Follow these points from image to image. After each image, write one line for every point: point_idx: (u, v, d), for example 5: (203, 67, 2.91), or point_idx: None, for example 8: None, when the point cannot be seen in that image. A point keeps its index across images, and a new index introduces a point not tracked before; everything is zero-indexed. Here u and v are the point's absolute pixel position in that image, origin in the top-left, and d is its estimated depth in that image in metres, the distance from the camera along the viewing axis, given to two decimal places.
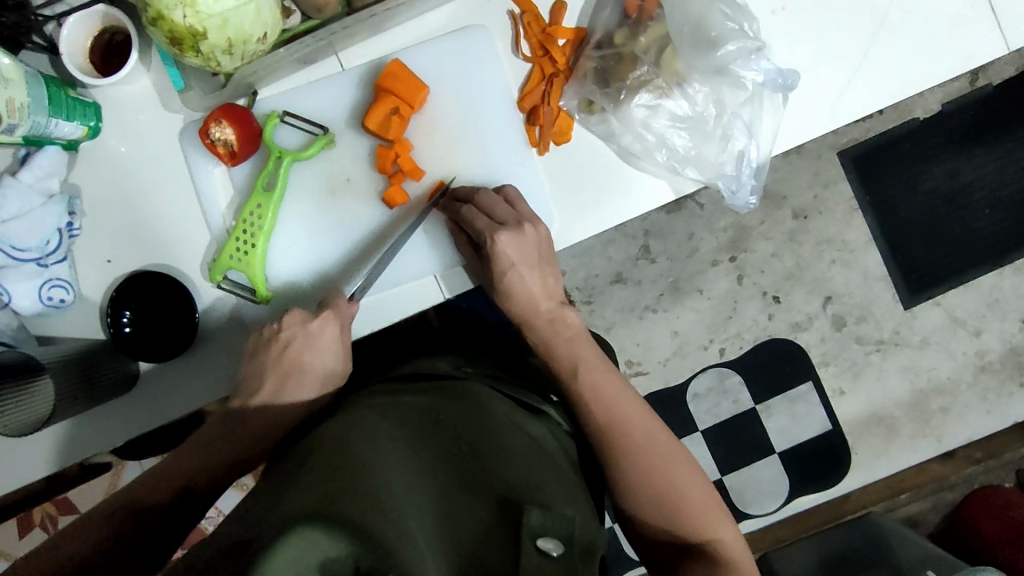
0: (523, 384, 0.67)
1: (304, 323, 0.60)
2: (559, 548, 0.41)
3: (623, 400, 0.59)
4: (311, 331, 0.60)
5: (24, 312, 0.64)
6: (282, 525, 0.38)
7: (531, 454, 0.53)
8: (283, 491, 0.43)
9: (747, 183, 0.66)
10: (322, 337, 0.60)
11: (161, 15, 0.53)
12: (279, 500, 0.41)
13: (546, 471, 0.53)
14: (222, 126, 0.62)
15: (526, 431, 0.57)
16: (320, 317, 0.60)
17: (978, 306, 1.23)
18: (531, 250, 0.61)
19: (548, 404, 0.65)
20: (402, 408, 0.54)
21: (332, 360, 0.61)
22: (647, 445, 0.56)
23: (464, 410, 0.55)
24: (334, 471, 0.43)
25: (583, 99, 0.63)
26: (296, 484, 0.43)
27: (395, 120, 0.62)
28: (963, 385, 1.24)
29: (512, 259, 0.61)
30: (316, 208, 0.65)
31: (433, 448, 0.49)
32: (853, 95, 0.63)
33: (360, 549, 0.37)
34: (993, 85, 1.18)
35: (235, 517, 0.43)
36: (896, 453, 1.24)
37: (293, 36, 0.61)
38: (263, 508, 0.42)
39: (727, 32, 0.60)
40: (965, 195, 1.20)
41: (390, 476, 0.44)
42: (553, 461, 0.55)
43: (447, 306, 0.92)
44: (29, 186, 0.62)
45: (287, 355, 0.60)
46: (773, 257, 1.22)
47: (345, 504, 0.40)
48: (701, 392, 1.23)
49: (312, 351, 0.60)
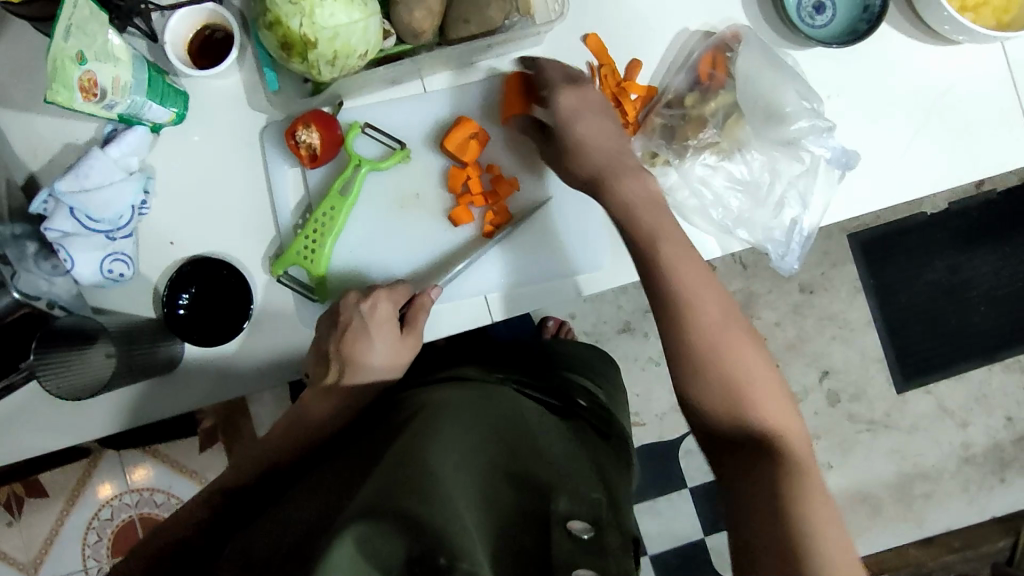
0: (556, 395, 0.69)
1: (357, 305, 0.62)
2: (588, 531, 0.44)
3: (694, 277, 0.57)
4: (365, 312, 0.62)
5: (82, 281, 0.65)
6: (340, 525, 0.42)
7: (569, 455, 0.56)
8: (344, 495, 0.47)
9: (795, 250, 0.69)
10: (381, 318, 0.62)
11: (278, 20, 0.57)
12: (337, 508, 0.45)
13: (586, 466, 0.56)
14: (310, 129, 0.65)
15: (563, 434, 0.60)
16: (372, 296, 0.62)
17: (967, 398, 1.28)
18: (590, 100, 0.63)
19: (582, 411, 0.68)
20: (444, 405, 0.57)
21: (389, 344, 0.63)
22: (698, 316, 0.56)
23: (503, 413, 0.58)
24: (389, 471, 0.47)
25: (649, 152, 0.68)
26: (356, 488, 0.47)
27: (473, 143, 0.67)
28: (947, 474, 1.28)
29: (574, 108, 0.63)
30: (385, 216, 0.68)
31: (480, 442, 0.52)
32: (896, 181, 0.68)
33: (412, 537, 0.41)
34: (998, 191, 1.26)
35: (298, 512, 0.48)
36: (876, 532, 1.27)
37: (387, 56, 0.66)
38: (327, 511, 0.46)
39: (799, 110, 0.65)
40: (966, 291, 1.27)
41: (441, 469, 0.47)
42: (594, 460, 0.58)
43: (459, 336, 0.94)
44: (114, 161, 0.64)
45: (348, 338, 0.62)
46: (777, 325, 1.27)
47: (398, 500, 0.43)
48: (694, 449, 1.26)
49: (371, 333, 0.62)
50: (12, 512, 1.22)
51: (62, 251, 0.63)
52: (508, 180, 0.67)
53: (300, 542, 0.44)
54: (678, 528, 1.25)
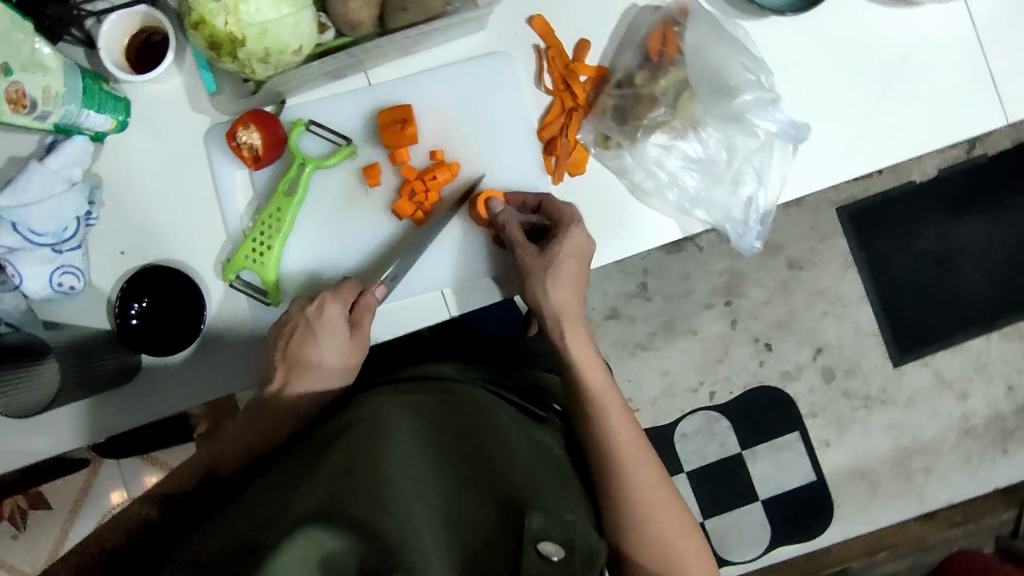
0: (525, 395, 0.67)
1: (303, 310, 0.62)
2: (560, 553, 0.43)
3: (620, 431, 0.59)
4: (312, 314, 0.61)
5: (33, 296, 0.64)
6: (288, 526, 0.40)
7: (534, 460, 0.55)
8: (295, 494, 0.45)
9: (753, 228, 0.68)
10: (327, 319, 0.61)
11: (203, 19, 0.56)
12: (287, 509, 0.43)
13: (551, 480, 0.54)
14: (249, 130, 0.63)
15: (532, 435, 0.59)
16: (319, 299, 0.61)
17: (964, 369, 1.25)
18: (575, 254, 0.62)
19: (551, 413, 0.66)
20: (407, 406, 0.56)
21: (336, 344, 0.61)
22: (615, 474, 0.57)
23: (469, 416, 0.57)
24: (345, 473, 0.45)
25: (601, 134, 0.66)
26: (307, 489, 0.45)
27: (399, 130, 0.64)
28: (947, 446, 1.25)
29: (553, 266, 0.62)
30: (334, 214, 0.67)
31: (443, 451, 0.51)
32: (858, 152, 0.66)
33: (362, 547, 0.40)
34: (989, 156, 1.22)
35: (251, 509, 0.46)
36: (877, 509, 1.25)
37: (326, 51, 0.64)
38: (278, 507, 0.44)
39: (744, 82, 0.63)
40: (959, 259, 1.24)
41: (399, 473, 0.46)
42: (559, 471, 0.57)
43: (444, 324, 0.89)
44: (53, 173, 0.63)
45: (292, 343, 0.61)
46: (767, 304, 1.24)
47: (354, 508, 0.42)
48: (688, 433, 1.24)
49: (317, 334, 0.61)
50: (17, 525, 1.23)
51: (10, 267, 0.62)
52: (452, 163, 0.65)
53: (244, 541, 0.42)
54: None
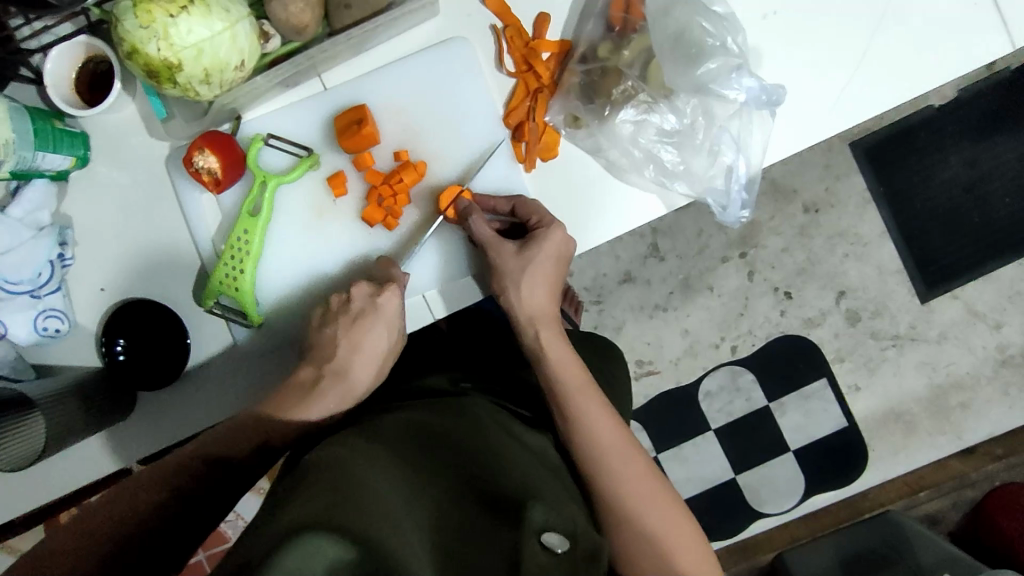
0: (520, 399, 0.65)
1: (371, 296, 0.60)
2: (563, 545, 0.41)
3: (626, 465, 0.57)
4: (377, 304, 0.60)
5: (20, 343, 0.64)
6: (281, 534, 0.36)
7: (528, 461, 0.52)
8: (280, 505, 0.41)
9: (736, 199, 0.64)
10: (388, 311, 0.60)
11: (135, 49, 0.53)
12: (275, 511, 0.39)
13: (547, 478, 0.52)
14: (205, 154, 0.61)
15: (525, 440, 0.56)
16: (387, 290, 0.60)
17: (998, 298, 1.19)
18: (552, 253, 0.60)
19: (542, 415, 0.64)
20: (395, 421, 0.52)
21: (392, 337, 0.61)
22: (620, 509, 0.55)
23: (460, 420, 0.53)
24: (331, 483, 0.41)
25: (570, 114, 0.62)
26: (292, 496, 0.41)
27: (355, 127, 0.62)
28: (983, 380, 1.20)
29: (516, 271, 0.60)
30: (302, 229, 0.65)
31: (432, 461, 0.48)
32: (850, 99, 0.61)
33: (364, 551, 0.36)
34: (1012, 69, 1.14)
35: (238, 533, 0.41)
36: (915, 449, 1.21)
37: (273, 59, 0.61)
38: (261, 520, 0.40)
39: (709, 48, 0.58)
40: (986, 184, 1.17)
41: (383, 484, 0.43)
42: (555, 473, 0.54)
43: (461, 314, 0.85)
44: (19, 220, 0.62)
45: (354, 324, 0.59)
46: (785, 252, 1.20)
47: (348, 514, 0.38)
48: (712, 391, 1.22)
49: (376, 324, 0.60)
50: None
51: None
52: (420, 165, 0.62)
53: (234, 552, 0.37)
54: (708, 471, 1.22)
